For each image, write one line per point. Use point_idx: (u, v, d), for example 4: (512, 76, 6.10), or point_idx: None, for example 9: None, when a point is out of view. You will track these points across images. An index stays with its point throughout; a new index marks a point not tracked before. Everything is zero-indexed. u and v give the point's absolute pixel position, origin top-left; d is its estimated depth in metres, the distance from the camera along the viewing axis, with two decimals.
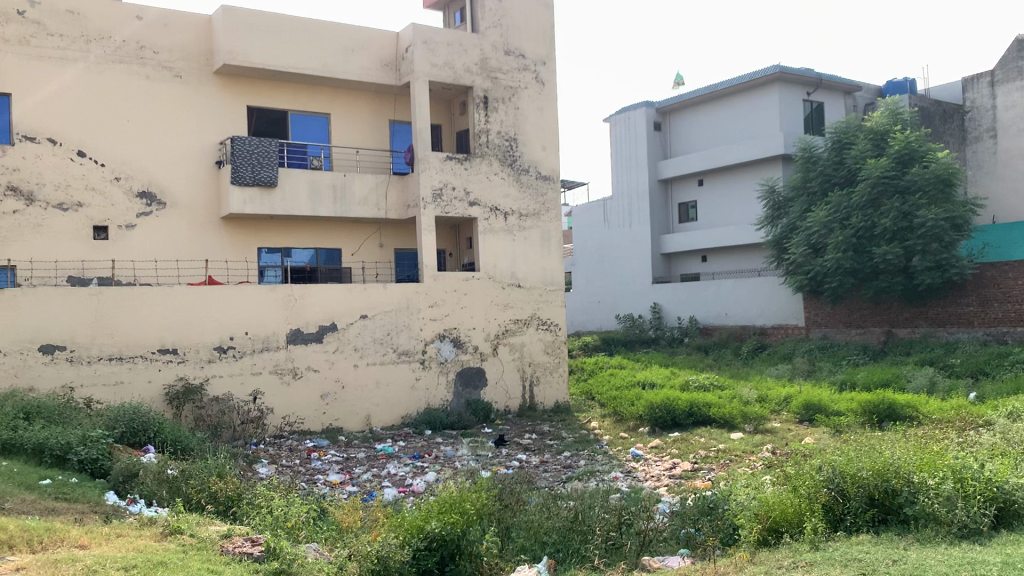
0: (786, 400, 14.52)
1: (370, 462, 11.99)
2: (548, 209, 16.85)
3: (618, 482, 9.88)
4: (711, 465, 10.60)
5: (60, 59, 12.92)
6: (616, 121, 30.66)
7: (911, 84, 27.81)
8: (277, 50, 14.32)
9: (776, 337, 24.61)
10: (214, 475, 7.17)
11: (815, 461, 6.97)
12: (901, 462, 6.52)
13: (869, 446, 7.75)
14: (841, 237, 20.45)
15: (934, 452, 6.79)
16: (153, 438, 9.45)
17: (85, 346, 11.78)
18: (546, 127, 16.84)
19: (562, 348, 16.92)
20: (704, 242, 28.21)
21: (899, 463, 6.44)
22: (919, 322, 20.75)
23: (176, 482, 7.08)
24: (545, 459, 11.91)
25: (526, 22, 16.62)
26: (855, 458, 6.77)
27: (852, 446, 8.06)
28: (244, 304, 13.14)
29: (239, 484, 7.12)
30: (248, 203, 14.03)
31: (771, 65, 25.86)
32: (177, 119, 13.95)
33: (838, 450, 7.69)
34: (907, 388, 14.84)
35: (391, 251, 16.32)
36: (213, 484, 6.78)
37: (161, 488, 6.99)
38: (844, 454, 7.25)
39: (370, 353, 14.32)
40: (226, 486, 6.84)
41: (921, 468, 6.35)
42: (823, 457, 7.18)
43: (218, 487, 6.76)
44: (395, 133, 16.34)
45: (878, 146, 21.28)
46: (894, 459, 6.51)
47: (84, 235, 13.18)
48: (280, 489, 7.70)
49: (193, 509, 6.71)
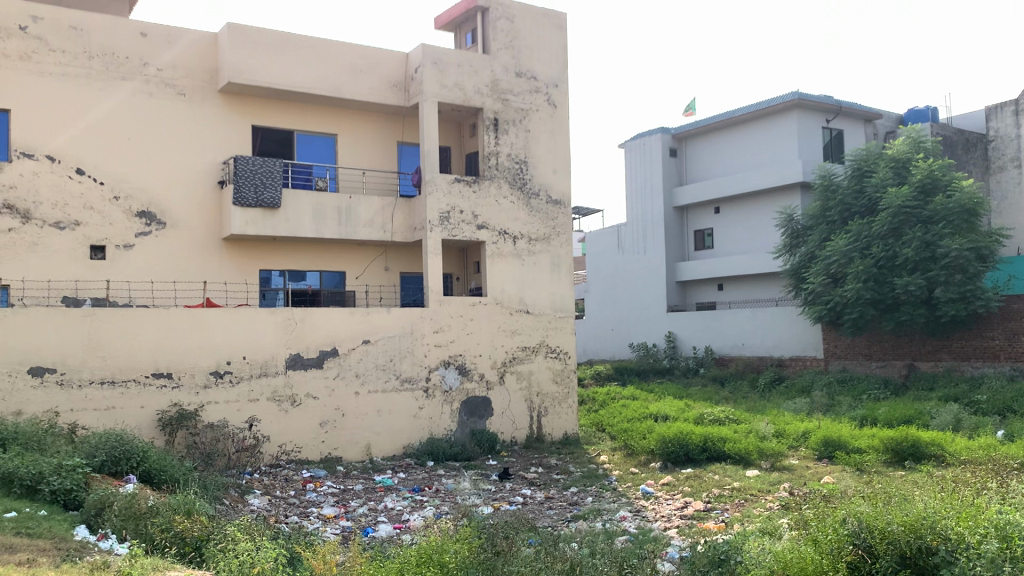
0: (804, 435, 13.92)
1: (367, 495, 11.49)
2: (558, 233, 16.42)
3: (626, 523, 9.34)
4: (725, 505, 10.04)
5: (61, 76, 12.66)
6: (632, 147, 30.28)
7: (932, 112, 27.32)
8: (284, 69, 14.03)
9: (795, 368, 23.89)
10: (182, 513, 6.65)
11: (839, 511, 6.41)
12: (934, 515, 5.98)
13: (898, 492, 7.18)
14: (861, 267, 19.85)
15: (972, 505, 6.23)
16: (135, 468, 8.93)
17: (76, 369, 11.38)
18: (557, 150, 16.46)
19: (571, 377, 16.40)
20: (720, 270, 27.66)
21: (934, 517, 5.90)
22: (942, 356, 20.08)
23: (146, 517, 6.58)
24: (550, 495, 11.39)
25: (539, 43, 16.28)
26: (885, 509, 6.22)
27: (877, 490, 7.51)
28: (243, 328, 12.75)
29: (208, 522, 6.59)
30: (250, 224, 13.66)
31: (789, 92, 25.45)
32: (180, 138, 13.66)
33: (863, 498, 7.13)
34: (931, 425, 14.21)
35: (397, 275, 15.92)
36: (177, 523, 6.26)
37: (131, 523, 6.51)
38: (873, 503, 6.70)
39: (372, 380, 13.86)
40: (191, 524, 6.32)
41: (961, 524, 5.79)
42: (846, 506, 6.63)
43: (184, 527, 6.17)
44: (403, 155, 15.99)
45: (899, 174, 20.77)
46: (929, 512, 5.97)
47: (81, 255, 12.85)
48: (261, 528, 7.20)
49: (157, 551, 6.18)
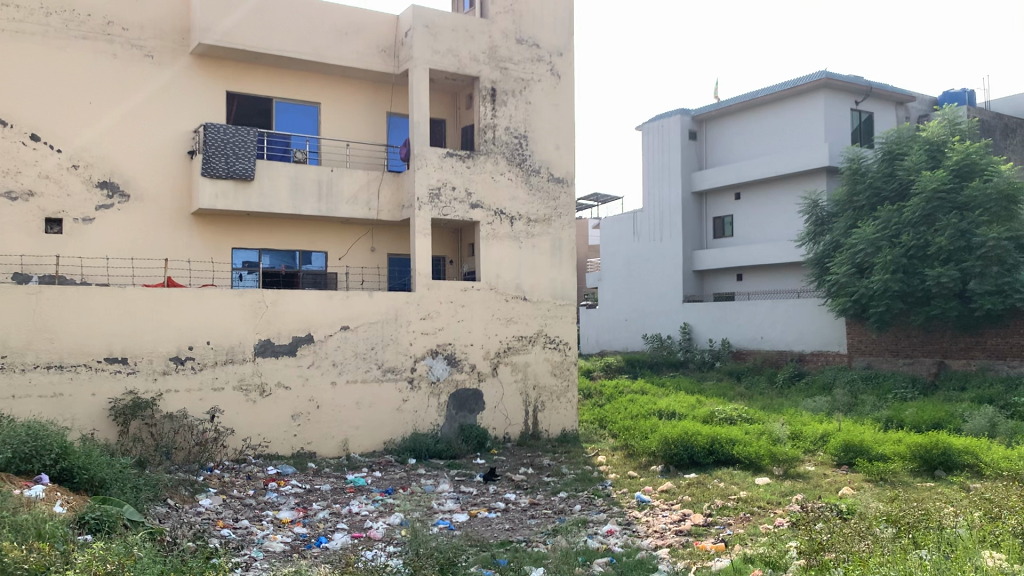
0: (823, 439, 12.67)
1: (334, 497, 10.39)
2: (560, 214, 15.21)
3: (610, 539, 8.19)
4: (727, 519, 8.83)
5: (14, 33, 11.59)
6: (650, 129, 28.94)
7: (968, 96, 25.80)
8: (261, 31, 12.91)
9: (816, 364, 22.59)
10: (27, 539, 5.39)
11: (850, 568, 5.28)
12: None
13: (924, 542, 5.95)
14: (889, 256, 18.43)
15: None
16: (49, 466, 7.87)
17: (19, 353, 10.37)
18: (560, 124, 15.24)
19: (571, 369, 15.23)
20: (740, 259, 26.34)
21: None
22: (975, 353, 18.64)
23: None
24: (536, 500, 10.25)
25: (542, 8, 15.06)
26: (914, 571, 5.07)
27: (903, 534, 6.24)
28: (207, 311, 11.67)
29: (65, 548, 5.36)
30: (220, 198, 12.59)
31: (816, 72, 24.03)
32: (148, 105, 12.61)
33: (895, 544, 5.94)
34: (963, 430, 12.89)
35: (383, 257, 14.82)
36: (10, 551, 5.03)
37: None
38: (901, 556, 5.53)
39: (350, 369, 12.77)
40: (20, 550, 5.10)
41: None
42: (876, 558, 5.46)
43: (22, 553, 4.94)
44: (392, 127, 14.86)
45: (934, 157, 19.37)
46: None
47: (34, 228, 11.85)
48: (146, 549, 6.00)
49: None
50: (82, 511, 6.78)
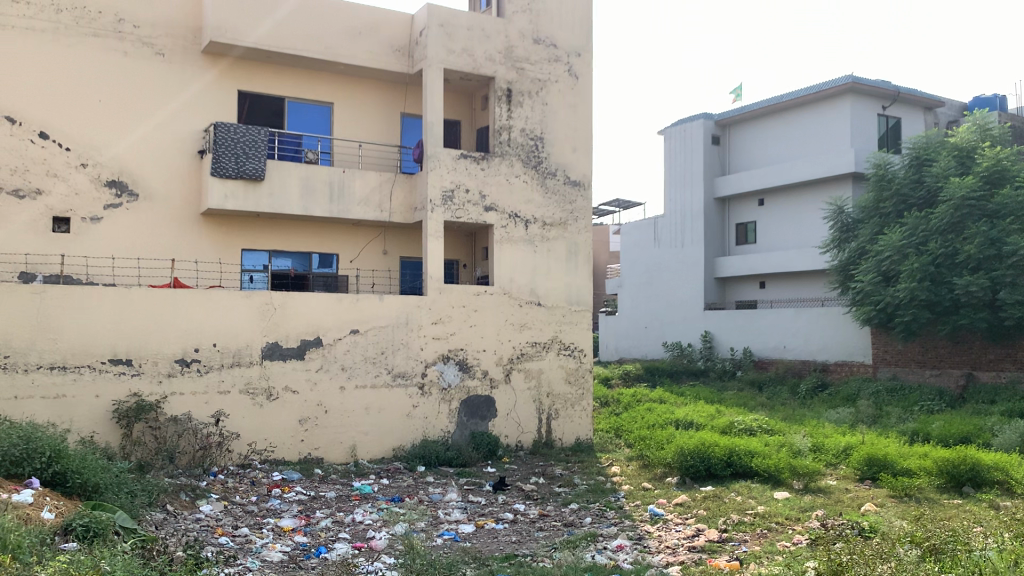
0: (846, 452, 12.22)
1: (338, 505, 10.11)
2: (576, 218, 14.88)
3: (618, 554, 7.83)
4: (744, 535, 8.45)
5: (24, 30, 11.48)
6: (671, 133, 28.56)
7: (1000, 101, 25.19)
8: (273, 29, 12.71)
9: (839, 374, 21.88)
10: None
11: None
12: None
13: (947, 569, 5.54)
14: (916, 263, 17.92)
15: None
16: (41, 469, 7.66)
17: (22, 352, 10.21)
18: (577, 126, 14.93)
19: (586, 377, 14.89)
20: (763, 266, 25.87)
21: None
22: (1005, 366, 18.06)
23: None
24: (545, 511, 9.93)
25: (560, 7, 14.79)
26: None
27: (928, 559, 5.83)
28: (214, 313, 11.46)
29: (30, 564, 5.09)
30: (230, 198, 12.40)
31: (841, 75, 23.56)
32: (159, 104, 12.45)
33: (919, 568, 5.55)
34: (992, 445, 12.41)
35: (395, 260, 14.57)
36: None
37: None
38: None
39: (359, 374, 12.51)
40: None
41: None
42: None
43: None
44: (406, 128, 14.63)
45: (963, 163, 18.84)
46: None
47: (41, 227, 11.72)
48: (125, 557, 5.72)
49: None
50: (64, 519, 6.53)
